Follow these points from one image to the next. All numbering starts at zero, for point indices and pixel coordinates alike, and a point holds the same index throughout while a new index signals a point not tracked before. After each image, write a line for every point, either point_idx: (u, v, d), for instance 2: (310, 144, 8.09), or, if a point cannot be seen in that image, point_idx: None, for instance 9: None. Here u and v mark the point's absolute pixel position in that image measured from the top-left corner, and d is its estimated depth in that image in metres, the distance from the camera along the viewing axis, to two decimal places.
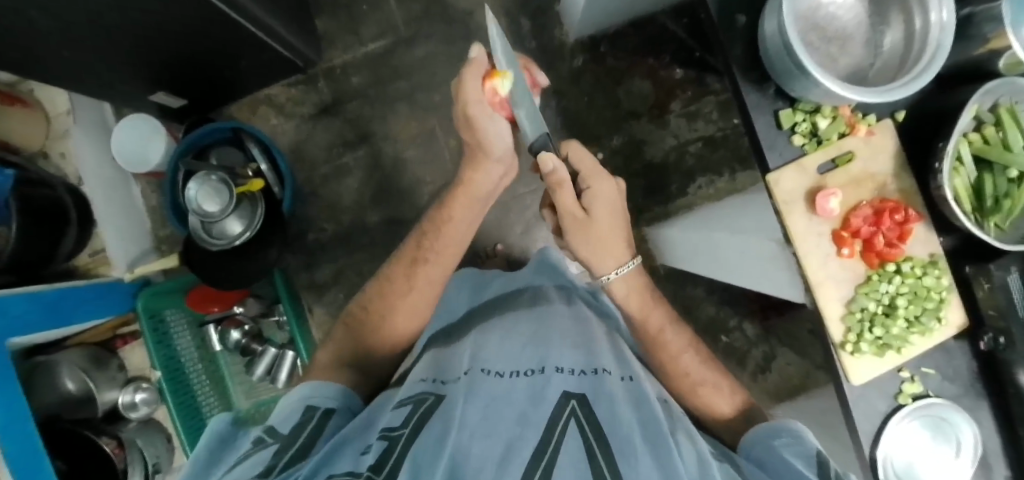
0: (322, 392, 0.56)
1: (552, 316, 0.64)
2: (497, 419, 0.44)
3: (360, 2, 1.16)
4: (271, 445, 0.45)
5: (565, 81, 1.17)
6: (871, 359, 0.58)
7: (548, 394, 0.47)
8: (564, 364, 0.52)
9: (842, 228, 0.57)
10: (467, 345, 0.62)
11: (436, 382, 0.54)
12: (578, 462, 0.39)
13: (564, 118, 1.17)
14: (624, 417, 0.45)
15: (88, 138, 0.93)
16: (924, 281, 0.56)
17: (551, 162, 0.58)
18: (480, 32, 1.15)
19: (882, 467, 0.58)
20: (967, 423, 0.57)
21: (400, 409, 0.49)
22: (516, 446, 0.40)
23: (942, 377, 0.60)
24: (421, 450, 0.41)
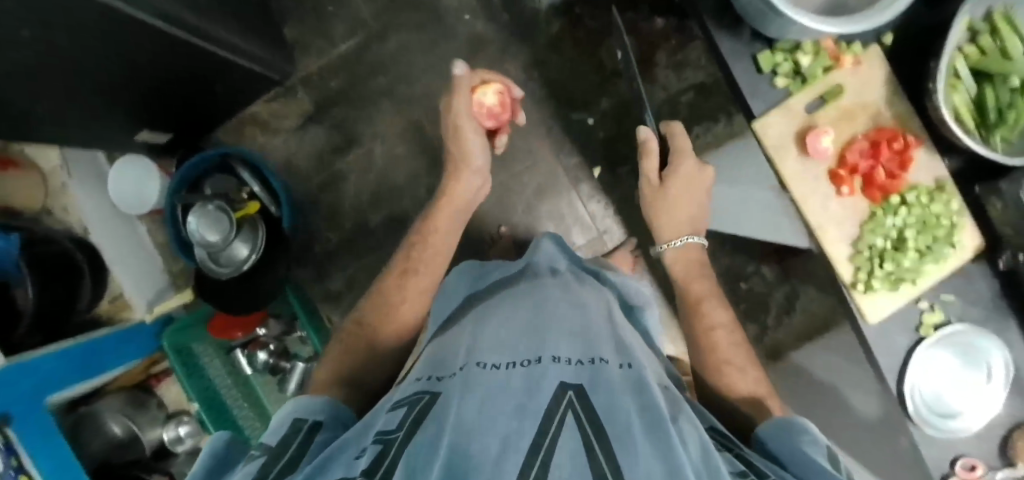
0: (309, 406, 0.53)
1: (549, 304, 0.63)
2: (494, 412, 0.41)
3: (324, 3, 1.13)
4: (260, 457, 0.42)
5: (544, 51, 1.13)
6: (887, 294, 0.56)
7: (544, 385, 0.45)
8: (562, 353, 0.51)
9: (838, 166, 0.56)
10: (465, 336, 0.61)
11: (431, 379, 0.52)
12: (575, 452, 0.36)
13: (549, 89, 1.14)
14: (624, 404, 0.43)
15: (87, 188, 0.95)
16: (930, 209, 0.54)
17: (643, 132, 0.80)
18: (450, 15, 1.13)
19: (910, 396, 0.57)
20: (999, 348, 0.56)
21: (395, 411, 0.47)
22: (512, 441, 0.37)
23: (963, 302, 0.58)
24: (416, 453, 0.38)
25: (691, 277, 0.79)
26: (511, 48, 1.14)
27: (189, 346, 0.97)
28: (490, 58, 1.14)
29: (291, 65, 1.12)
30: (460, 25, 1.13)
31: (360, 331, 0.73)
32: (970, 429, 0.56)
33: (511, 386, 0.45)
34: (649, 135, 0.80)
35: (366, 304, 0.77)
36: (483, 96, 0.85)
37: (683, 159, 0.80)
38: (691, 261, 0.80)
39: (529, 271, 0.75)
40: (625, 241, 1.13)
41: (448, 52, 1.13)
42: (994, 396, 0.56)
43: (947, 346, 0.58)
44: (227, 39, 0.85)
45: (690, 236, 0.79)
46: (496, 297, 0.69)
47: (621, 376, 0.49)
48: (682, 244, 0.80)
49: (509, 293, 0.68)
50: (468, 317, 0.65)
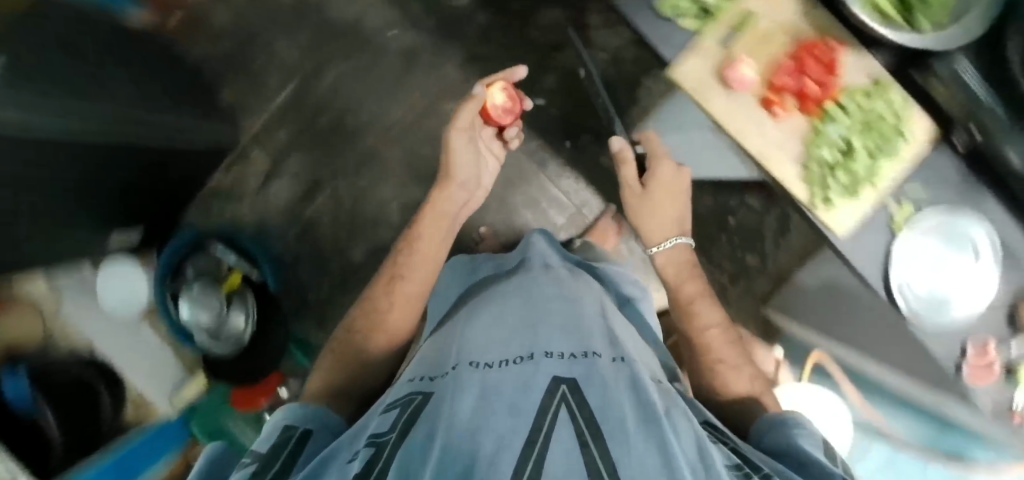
0: (300, 411, 0.53)
1: (541, 297, 0.61)
2: (488, 411, 0.40)
3: (251, 55, 1.08)
4: (249, 466, 0.43)
5: (476, 44, 1.09)
6: (849, 204, 0.55)
7: (537, 381, 0.43)
8: (553, 348, 0.48)
9: (768, 90, 0.54)
10: (456, 335, 0.60)
11: (426, 381, 0.51)
12: (569, 446, 0.35)
13: (494, 79, 1.10)
14: (618, 399, 0.41)
15: (81, 307, 0.97)
16: (870, 108, 0.53)
17: (615, 141, 0.72)
18: (374, 34, 1.09)
19: (898, 294, 0.56)
20: (977, 224, 0.55)
21: (388, 414, 0.47)
22: (507, 440, 0.36)
23: (934, 191, 0.57)
24: (409, 453, 0.39)
25: (682, 278, 0.70)
26: (444, 49, 1.10)
27: (219, 427, 1.01)
28: (427, 67, 1.10)
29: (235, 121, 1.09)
30: (387, 41, 1.09)
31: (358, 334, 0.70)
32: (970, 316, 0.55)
33: (504, 385, 0.44)
34: (624, 144, 0.71)
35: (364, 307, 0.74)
36: (494, 95, 0.85)
37: (662, 162, 0.72)
38: (683, 265, 0.70)
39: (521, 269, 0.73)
40: (605, 209, 1.12)
41: (384, 73, 1.10)
42: (988, 278, 0.55)
43: (929, 235, 0.56)
44: (170, 128, 0.85)
45: (676, 237, 0.71)
46: (485, 296, 0.68)
47: (615, 368, 0.47)
48: (671, 247, 0.70)
49: (499, 292, 0.66)
50: (458, 314, 0.66)
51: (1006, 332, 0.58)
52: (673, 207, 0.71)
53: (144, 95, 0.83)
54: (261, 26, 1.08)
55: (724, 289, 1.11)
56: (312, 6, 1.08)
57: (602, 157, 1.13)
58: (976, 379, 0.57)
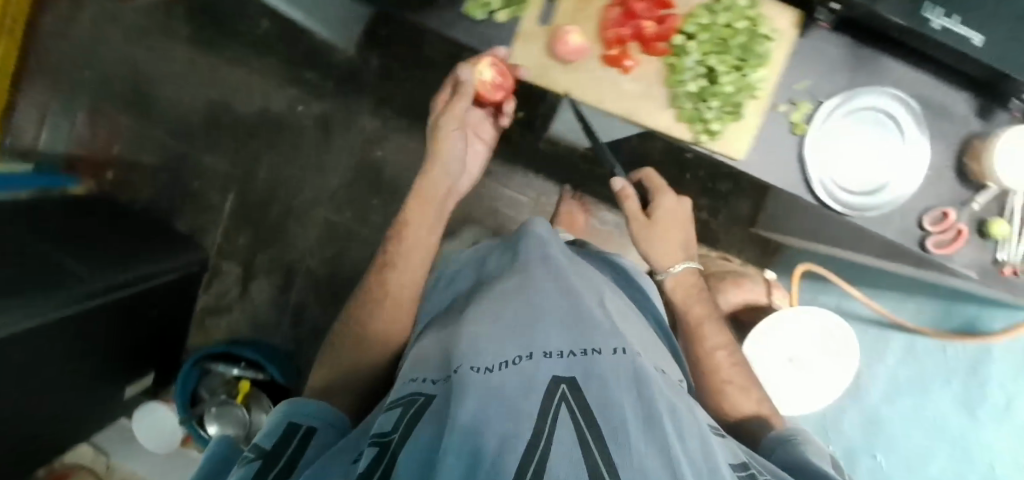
0: (303, 409, 0.43)
1: (553, 278, 0.44)
2: (484, 406, 0.28)
3: (188, 179, 1.13)
4: (253, 463, 0.34)
5: (380, 85, 1.09)
6: (734, 127, 0.52)
7: (534, 379, 0.31)
8: (553, 341, 0.35)
9: (607, 46, 0.51)
10: (456, 320, 0.45)
11: (417, 378, 0.37)
12: (571, 451, 0.25)
13: (410, 111, 1.09)
14: (626, 412, 0.29)
15: (128, 453, 1.06)
16: (717, 22, 0.50)
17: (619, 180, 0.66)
18: (284, 115, 1.11)
19: (823, 193, 0.53)
20: (892, 98, 0.52)
21: (386, 413, 0.34)
22: (507, 446, 0.25)
23: (823, 78, 0.53)
24: (401, 461, 0.27)
25: (690, 303, 0.64)
26: (352, 104, 1.10)
27: None
28: (344, 126, 1.11)
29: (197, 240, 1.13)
30: (299, 117, 1.11)
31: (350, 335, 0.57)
32: (905, 194, 0.53)
33: (502, 379, 0.31)
34: (627, 183, 0.66)
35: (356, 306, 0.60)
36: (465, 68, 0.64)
37: (661, 195, 0.68)
38: (692, 289, 0.65)
39: (507, 251, 0.55)
40: (561, 191, 1.11)
41: (309, 146, 1.12)
42: (914, 147, 0.52)
43: (847, 124, 0.53)
44: (135, 267, 0.87)
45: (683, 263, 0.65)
46: (489, 279, 0.50)
47: (622, 360, 0.34)
48: (679, 274, 0.65)
49: (501, 271, 0.51)
50: (461, 300, 0.50)
51: (956, 183, 0.55)
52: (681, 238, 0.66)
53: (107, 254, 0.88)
54: (184, 148, 1.12)
55: (707, 223, 1.07)
56: (221, 112, 1.11)
57: (539, 141, 1.10)
58: (938, 248, 0.54)
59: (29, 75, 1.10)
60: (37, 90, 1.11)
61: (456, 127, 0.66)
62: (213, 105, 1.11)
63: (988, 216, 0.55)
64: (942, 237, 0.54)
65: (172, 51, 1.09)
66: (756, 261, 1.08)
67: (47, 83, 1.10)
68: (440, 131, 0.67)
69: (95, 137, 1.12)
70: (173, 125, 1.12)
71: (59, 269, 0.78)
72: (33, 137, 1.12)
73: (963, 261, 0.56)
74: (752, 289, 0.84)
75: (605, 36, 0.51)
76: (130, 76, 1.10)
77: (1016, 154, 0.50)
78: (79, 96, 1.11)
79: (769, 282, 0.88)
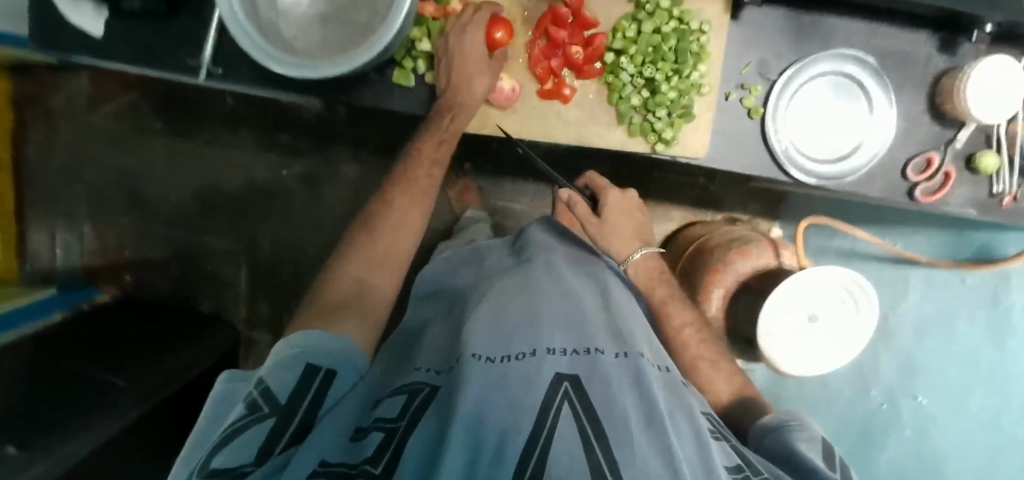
0: (323, 345, 0.42)
1: (547, 278, 0.48)
2: (491, 402, 0.32)
3: (200, 263, 1.13)
4: (266, 421, 0.36)
5: (349, 125, 1.05)
6: (689, 127, 0.51)
7: (539, 376, 0.35)
8: (556, 342, 0.38)
9: (541, 82, 0.51)
10: (456, 317, 0.49)
11: (431, 370, 0.41)
12: (570, 445, 0.30)
13: (386, 149, 1.05)
14: (626, 399, 0.34)
15: None
16: (645, 29, 0.48)
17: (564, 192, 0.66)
18: (266, 180, 1.10)
19: (793, 166, 0.51)
20: (845, 60, 0.50)
21: (392, 400, 0.38)
22: (510, 437, 0.30)
23: (770, 53, 0.51)
24: (417, 441, 0.31)
25: (653, 287, 0.63)
26: (332, 155, 1.07)
27: None
28: (330, 179, 1.08)
29: (225, 318, 1.11)
30: (281, 177, 1.09)
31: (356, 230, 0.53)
32: (873, 155, 0.52)
33: (508, 376, 0.35)
34: (572, 192, 0.65)
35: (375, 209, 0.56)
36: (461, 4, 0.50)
37: (609, 192, 0.66)
38: (654, 274, 0.64)
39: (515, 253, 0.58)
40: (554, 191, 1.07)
41: (302, 208, 1.10)
42: (877, 104, 0.51)
43: (805, 95, 0.52)
44: (175, 354, 0.88)
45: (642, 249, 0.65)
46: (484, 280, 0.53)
47: (624, 364, 0.38)
48: (638, 261, 0.64)
49: (491, 275, 0.54)
50: (456, 305, 0.52)
51: (933, 124, 0.53)
52: (632, 227, 0.66)
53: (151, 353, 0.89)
54: (188, 235, 1.13)
55: (706, 188, 1.02)
56: (209, 193, 1.12)
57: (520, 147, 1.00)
58: (927, 195, 0.52)
59: (31, 205, 1.15)
60: (41, 215, 1.15)
61: (473, 75, 0.48)
62: (203, 189, 1.12)
63: (975, 151, 0.53)
64: (930, 184, 0.52)
65: (151, 148, 1.12)
66: (763, 216, 1.02)
67: (48, 207, 1.15)
68: (455, 67, 0.48)
69: (104, 246, 1.15)
70: (170, 217, 1.13)
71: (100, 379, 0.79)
72: (50, 258, 1.15)
73: (959, 200, 0.54)
74: (759, 255, 0.76)
75: (535, 71, 0.50)
76: (121, 182, 1.14)
77: (991, 83, 0.47)
78: (80, 212, 1.15)
79: (773, 240, 0.80)
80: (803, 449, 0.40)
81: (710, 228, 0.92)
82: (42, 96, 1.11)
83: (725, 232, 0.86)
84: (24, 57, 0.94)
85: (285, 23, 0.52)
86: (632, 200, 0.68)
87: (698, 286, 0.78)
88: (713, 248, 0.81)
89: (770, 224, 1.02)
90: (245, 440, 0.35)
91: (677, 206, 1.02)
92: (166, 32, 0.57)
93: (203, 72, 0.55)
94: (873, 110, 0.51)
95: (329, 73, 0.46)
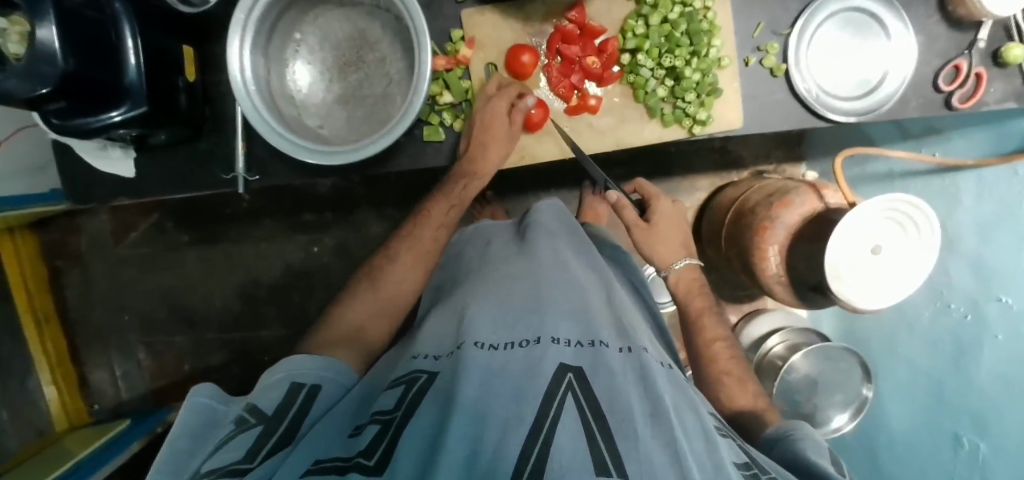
0: (305, 366, 0.47)
1: (545, 273, 0.50)
2: (492, 393, 0.34)
3: (258, 356, 1.14)
4: (252, 427, 0.39)
5: (366, 186, 1.07)
6: (717, 102, 0.51)
7: (543, 366, 0.36)
8: (561, 331, 0.41)
9: (567, 99, 0.53)
10: (457, 302, 0.50)
11: (430, 356, 0.43)
12: (575, 437, 0.30)
13: (410, 199, 1.07)
14: (631, 395, 0.36)
15: None
16: (653, 21, 0.49)
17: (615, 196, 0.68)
18: (298, 260, 1.11)
19: (824, 109, 0.51)
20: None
21: (391, 392, 0.40)
22: (514, 425, 0.31)
23: (774, 12, 0.51)
24: (415, 432, 0.33)
25: (692, 297, 0.68)
26: (358, 220, 1.09)
27: None
28: (361, 243, 1.09)
29: None
30: (313, 254, 1.11)
31: (373, 289, 0.62)
32: (903, 79, 0.51)
33: (510, 367, 0.37)
34: (622, 194, 0.67)
35: (410, 231, 0.66)
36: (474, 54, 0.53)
37: (659, 200, 0.71)
38: (695, 283, 0.68)
39: (517, 239, 0.61)
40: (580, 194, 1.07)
41: (341, 278, 1.11)
42: (895, 31, 0.51)
43: (819, 41, 0.52)
44: None
45: (685, 258, 0.69)
46: (475, 277, 0.54)
47: (627, 360, 0.40)
48: (683, 269, 0.68)
49: (483, 269, 0.55)
50: (456, 295, 0.53)
51: (951, 32, 0.52)
52: (681, 233, 0.70)
53: None
54: (239, 334, 1.14)
55: (724, 149, 1.02)
56: (248, 287, 1.14)
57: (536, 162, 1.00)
58: (963, 102, 0.53)
59: (84, 347, 1.17)
60: (96, 354, 1.17)
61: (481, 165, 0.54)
62: (241, 285, 1.14)
63: (1000, 44, 0.52)
64: (963, 91, 0.53)
65: (183, 262, 1.14)
66: (787, 161, 1.02)
67: (101, 344, 1.17)
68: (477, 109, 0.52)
69: (163, 365, 1.16)
70: (218, 321, 1.15)
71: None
72: (114, 392, 1.17)
73: (996, 97, 0.53)
74: (801, 202, 0.75)
75: (559, 91, 0.53)
76: (163, 301, 1.16)
77: None
78: (132, 340, 1.17)
79: (812, 183, 0.78)
80: (812, 457, 0.44)
81: (744, 187, 0.92)
82: (70, 241, 1.14)
83: (761, 186, 0.86)
84: (47, 211, 0.97)
85: (305, 114, 0.54)
86: (675, 209, 0.71)
87: (752, 248, 0.79)
88: (754, 207, 0.82)
89: (797, 168, 1.01)
90: (237, 446, 0.36)
91: (701, 174, 1.03)
92: (194, 156, 0.59)
93: (241, 182, 0.57)
94: (890, 37, 0.51)
95: (372, 151, 0.47)
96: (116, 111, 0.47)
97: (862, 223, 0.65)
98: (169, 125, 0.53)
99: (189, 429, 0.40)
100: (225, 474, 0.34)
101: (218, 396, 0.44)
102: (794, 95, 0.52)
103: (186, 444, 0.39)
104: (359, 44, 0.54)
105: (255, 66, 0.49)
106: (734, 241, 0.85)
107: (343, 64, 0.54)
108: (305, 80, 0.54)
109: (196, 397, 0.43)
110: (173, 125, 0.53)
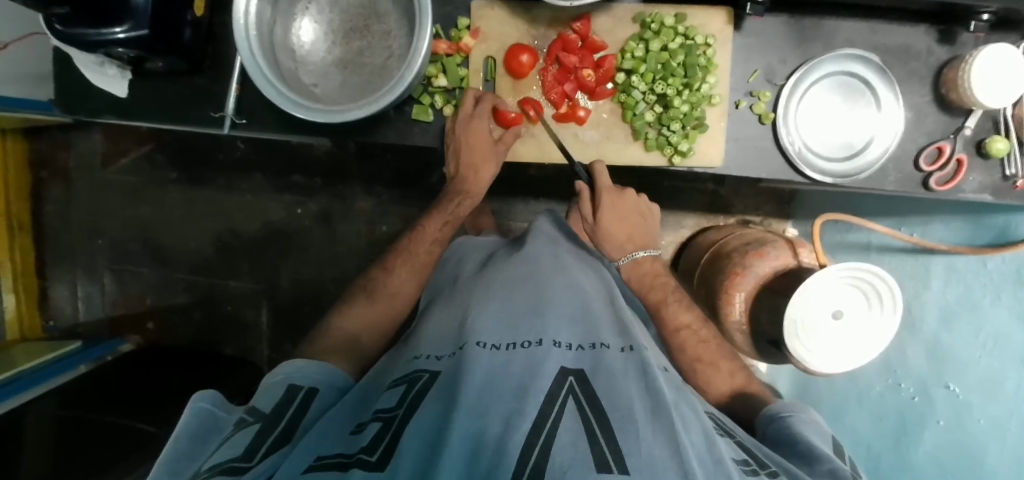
0: (303, 370, 0.46)
1: (551, 279, 0.49)
2: (492, 393, 0.34)
3: (222, 304, 1.14)
4: (251, 426, 0.38)
5: (362, 160, 1.07)
6: (703, 137, 0.53)
7: (544, 369, 0.36)
8: (562, 334, 0.41)
9: (557, 106, 0.54)
10: (462, 301, 0.51)
11: (432, 356, 0.43)
12: (575, 438, 0.30)
13: (401, 180, 1.07)
14: (631, 391, 0.35)
15: None
16: (653, 48, 0.51)
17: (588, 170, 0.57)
18: (280, 219, 1.12)
19: (804, 161, 0.52)
20: (851, 60, 0.52)
21: (392, 390, 0.39)
22: (514, 422, 0.31)
23: (771, 62, 0.53)
24: (415, 429, 0.32)
25: (646, 289, 0.62)
26: (346, 191, 1.09)
27: None
28: (346, 214, 1.10)
29: (248, 359, 1.10)
30: (296, 216, 1.11)
31: None
32: (885, 149, 0.52)
33: (513, 368, 0.36)
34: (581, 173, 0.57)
35: None
36: (473, 46, 0.54)
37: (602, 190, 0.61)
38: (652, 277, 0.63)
39: (513, 246, 0.60)
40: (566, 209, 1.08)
41: (319, 245, 1.11)
42: (889, 101, 0.52)
43: (813, 97, 0.53)
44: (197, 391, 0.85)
45: (644, 250, 0.65)
46: (483, 276, 0.54)
47: (627, 359, 0.40)
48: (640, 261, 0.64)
49: (490, 269, 0.54)
50: (459, 294, 0.53)
51: (940, 114, 0.54)
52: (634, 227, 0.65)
53: (170, 389, 0.86)
54: (206, 279, 1.14)
55: (717, 193, 1.03)
56: (224, 235, 1.13)
57: (530, 168, 1.01)
58: (942, 184, 0.53)
59: (52, 261, 1.17)
60: (63, 271, 1.17)
61: (477, 166, 0.58)
62: (219, 232, 1.13)
63: (986, 136, 0.53)
64: (943, 173, 0.53)
65: (165, 198, 1.14)
66: (775, 216, 1.04)
67: (69, 261, 1.17)
68: (463, 131, 0.54)
69: (126, 295, 1.16)
70: (189, 262, 1.15)
71: (122, 427, 0.77)
72: (72, 311, 1.17)
73: (974, 186, 0.54)
74: (775, 255, 0.75)
75: (551, 97, 0.54)
76: (138, 233, 1.16)
77: (992, 72, 0.47)
78: (99, 266, 1.16)
79: (791, 240, 0.79)
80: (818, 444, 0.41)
81: (727, 232, 0.92)
82: (59, 156, 1.14)
83: (742, 234, 0.86)
84: (41, 120, 0.97)
85: (305, 70, 0.54)
86: (632, 200, 0.65)
87: (721, 290, 0.79)
88: (730, 251, 0.82)
89: (784, 226, 1.02)
90: (235, 446, 0.36)
91: (688, 213, 1.04)
92: (188, 90, 0.60)
93: (227, 122, 0.57)
94: (882, 105, 0.52)
95: (351, 117, 0.48)
96: (118, 27, 0.46)
97: (832, 283, 0.65)
98: (166, 54, 0.53)
99: (189, 431, 0.39)
100: (223, 472, 0.33)
101: (217, 403, 0.43)
102: (776, 143, 0.53)
103: (187, 441, 0.39)
104: (367, 13, 0.54)
105: (260, 10, 0.50)
106: (705, 281, 0.85)
107: (344, 31, 0.54)
108: (308, 37, 0.54)
109: (197, 402, 0.42)
110: (171, 54, 0.53)
